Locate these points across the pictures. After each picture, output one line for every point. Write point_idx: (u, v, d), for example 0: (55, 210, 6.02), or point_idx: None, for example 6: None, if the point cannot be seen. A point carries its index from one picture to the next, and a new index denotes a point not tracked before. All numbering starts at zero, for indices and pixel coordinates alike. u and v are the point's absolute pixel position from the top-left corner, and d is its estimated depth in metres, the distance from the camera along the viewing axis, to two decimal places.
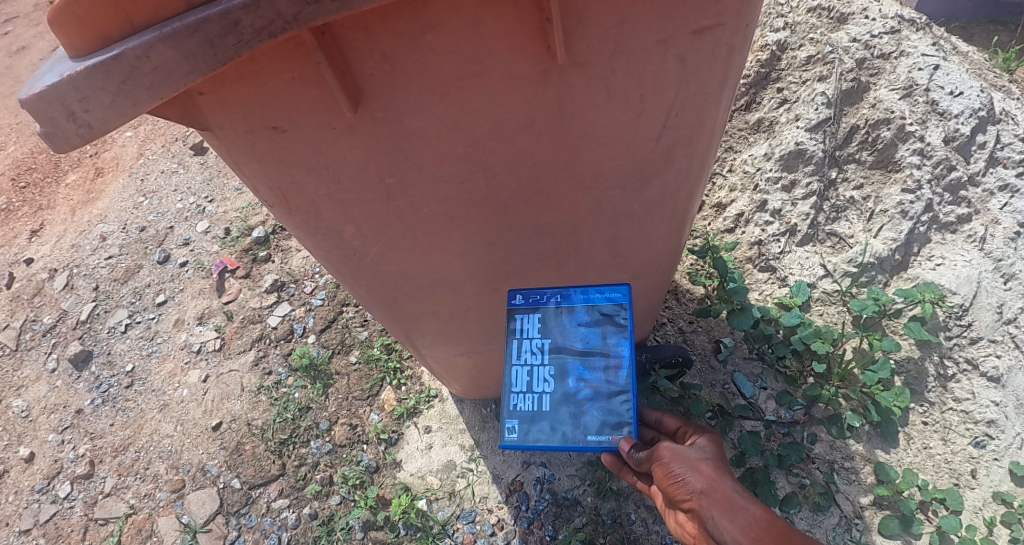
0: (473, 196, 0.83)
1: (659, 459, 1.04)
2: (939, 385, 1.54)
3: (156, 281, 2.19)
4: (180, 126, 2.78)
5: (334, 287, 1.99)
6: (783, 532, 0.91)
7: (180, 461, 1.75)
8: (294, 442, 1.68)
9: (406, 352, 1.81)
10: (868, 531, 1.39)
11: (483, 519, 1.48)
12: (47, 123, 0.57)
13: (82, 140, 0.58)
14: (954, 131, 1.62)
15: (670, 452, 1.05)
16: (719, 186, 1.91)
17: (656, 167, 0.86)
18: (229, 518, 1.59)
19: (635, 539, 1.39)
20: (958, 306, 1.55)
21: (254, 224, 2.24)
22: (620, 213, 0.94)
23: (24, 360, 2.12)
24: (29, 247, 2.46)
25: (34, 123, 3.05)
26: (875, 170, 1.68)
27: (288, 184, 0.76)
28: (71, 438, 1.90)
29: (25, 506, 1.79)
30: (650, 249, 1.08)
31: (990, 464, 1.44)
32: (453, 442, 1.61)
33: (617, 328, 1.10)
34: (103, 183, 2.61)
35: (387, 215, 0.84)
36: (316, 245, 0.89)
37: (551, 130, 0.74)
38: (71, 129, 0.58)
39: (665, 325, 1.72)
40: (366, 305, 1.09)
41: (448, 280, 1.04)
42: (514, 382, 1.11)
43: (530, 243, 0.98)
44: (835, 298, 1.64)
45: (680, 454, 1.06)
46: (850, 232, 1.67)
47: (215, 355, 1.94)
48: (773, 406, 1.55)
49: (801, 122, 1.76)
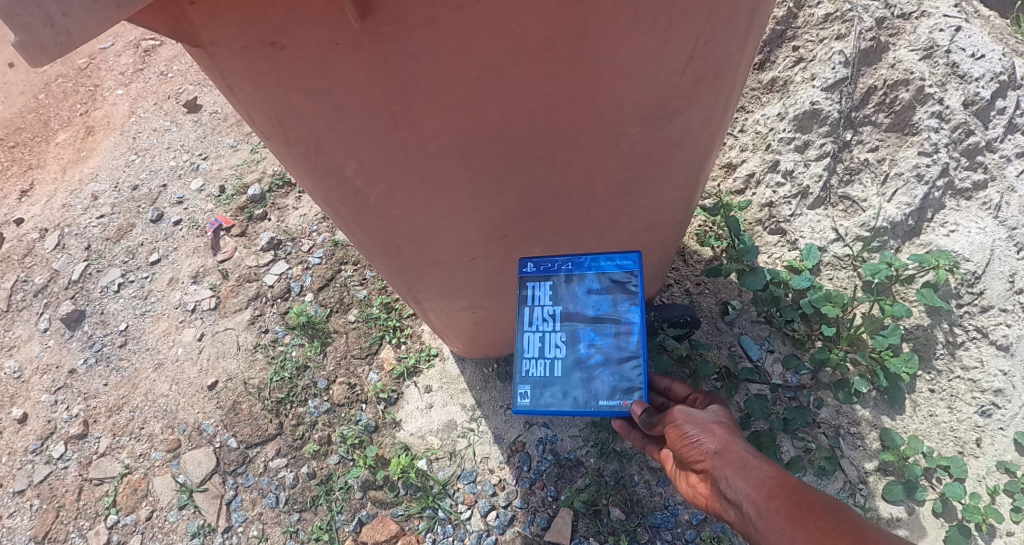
0: (483, 127, 0.79)
1: (673, 421, 1.02)
2: (948, 352, 1.50)
3: (150, 240, 2.14)
4: (171, 82, 2.69)
5: (333, 246, 1.94)
6: (798, 487, 0.87)
7: (175, 420, 1.72)
8: (291, 401, 1.66)
9: (406, 310, 1.77)
10: (872, 497, 1.37)
11: (484, 479, 1.46)
12: (19, 29, 0.46)
13: (62, 51, 0.48)
14: (974, 94, 1.54)
15: (684, 414, 1.03)
16: (729, 146, 1.86)
17: (678, 104, 0.83)
18: (226, 477, 1.58)
19: (638, 500, 1.37)
20: (971, 273, 1.50)
21: (250, 182, 2.18)
22: (636, 150, 0.91)
23: (15, 320, 2.08)
24: (19, 207, 2.39)
25: (20, 80, 2.94)
26: (891, 133, 1.60)
27: (285, 111, 0.71)
28: (64, 398, 1.87)
29: (19, 466, 1.77)
30: (664, 195, 1.06)
31: (995, 433, 1.42)
32: (454, 401, 1.59)
33: (628, 294, 1.10)
34: (94, 142, 2.54)
35: (391, 148, 0.80)
36: (316, 181, 0.85)
37: (572, 55, 0.70)
38: (48, 38, 0.47)
39: (671, 286, 1.69)
40: (366, 251, 1.05)
41: (453, 225, 1.00)
42: (526, 348, 1.12)
43: (542, 184, 0.94)
44: (846, 262, 1.60)
45: (694, 416, 1.02)
46: (863, 196, 1.61)
47: (210, 314, 1.90)
48: (779, 370, 1.53)
49: (817, 81, 1.69)
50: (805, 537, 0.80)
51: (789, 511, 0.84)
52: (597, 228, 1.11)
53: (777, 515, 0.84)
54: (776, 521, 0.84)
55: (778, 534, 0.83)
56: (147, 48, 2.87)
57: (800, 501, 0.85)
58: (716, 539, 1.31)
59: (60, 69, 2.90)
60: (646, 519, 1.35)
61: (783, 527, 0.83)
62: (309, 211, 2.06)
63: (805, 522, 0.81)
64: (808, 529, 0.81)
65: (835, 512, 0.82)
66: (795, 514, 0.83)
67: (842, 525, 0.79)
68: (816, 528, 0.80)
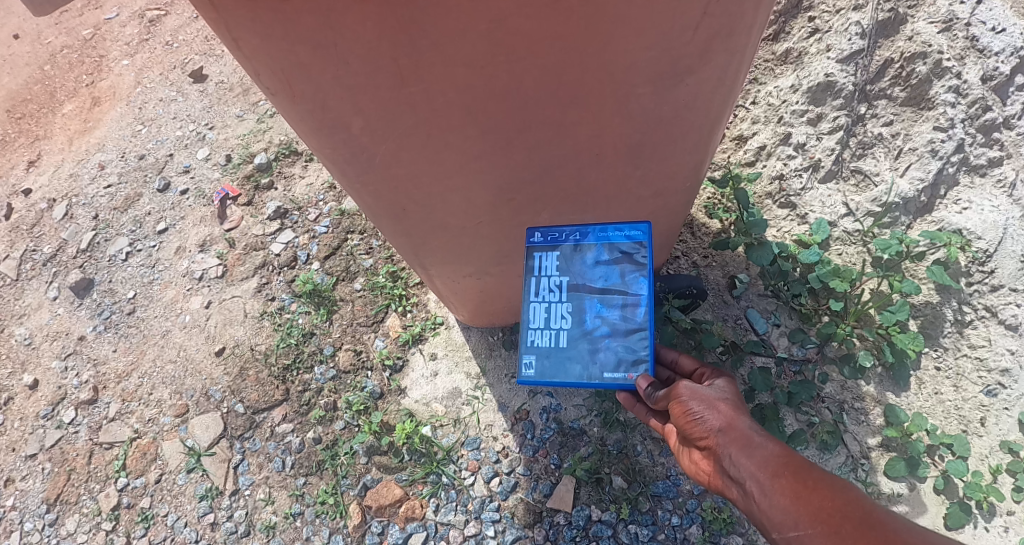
0: (491, 83, 0.78)
1: (677, 397, 1.01)
2: (956, 331, 1.48)
3: (157, 210, 2.14)
4: (177, 53, 2.66)
5: (339, 216, 1.94)
6: (802, 466, 0.87)
7: (184, 386, 1.75)
8: (297, 367, 1.67)
9: (412, 279, 1.77)
10: (873, 472, 1.38)
11: (488, 446, 1.47)
12: None
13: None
14: (993, 69, 1.47)
15: (689, 390, 1.02)
16: (741, 118, 1.86)
17: (691, 63, 0.82)
18: (233, 441, 1.60)
19: (640, 469, 1.38)
20: (982, 252, 1.45)
21: (256, 151, 2.17)
22: (646, 112, 0.90)
23: (25, 289, 2.10)
24: (27, 178, 2.40)
25: (24, 50, 2.92)
26: (907, 107, 1.56)
27: (291, 65, 0.70)
28: (74, 364, 1.89)
29: (30, 431, 1.80)
30: (675, 157, 1.04)
31: (1000, 413, 1.40)
32: (459, 369, 1.60)
33: (636, 266, 1.10)
34: (100, 112, 2.54)
35: (398, 104, 0.79)
36: (322, 139, 0.84)
37: (585, 7, 0.68)
38: None
39: (678, 258, 1.69)
40: (371, 212, 1.04)
41: (460, 187, 0.99)
42: (531, 318, 1.13)
43: (549, 146, 0.93)
44: (855, 238, 1.58)
45: (699, 393, 1.01)
46: (876, 170, 1.59)
47: (217, 282, 1.91)
48: (785, 343, 1.54)
49: (832, 53, 1.65)
50: (810, 517, 0.81)
51: (793, 491, 0.84)
52: (606, 192, 1.10)
53: (780, 495, 0.85)
54: (779, 500, 0.84)
55: (781, 512, 0.84)
56: (152, 18, 2.84)
57: (805, 480, 0.85)
58: (717, 509, 1.31)
59: (65, 40, 2.88)
60: (648, 488, 1.36)
61: (787, 506, 0.83)
62: (316, 180, 2.05)
63: (810, 502, 0.82)
64: (813, 509, 0.82)
65: (841, 492, 0.82)
66: (799, 493, 0.84)
67: (850, 506, 0.80)
68: (822, 508, 0.81)
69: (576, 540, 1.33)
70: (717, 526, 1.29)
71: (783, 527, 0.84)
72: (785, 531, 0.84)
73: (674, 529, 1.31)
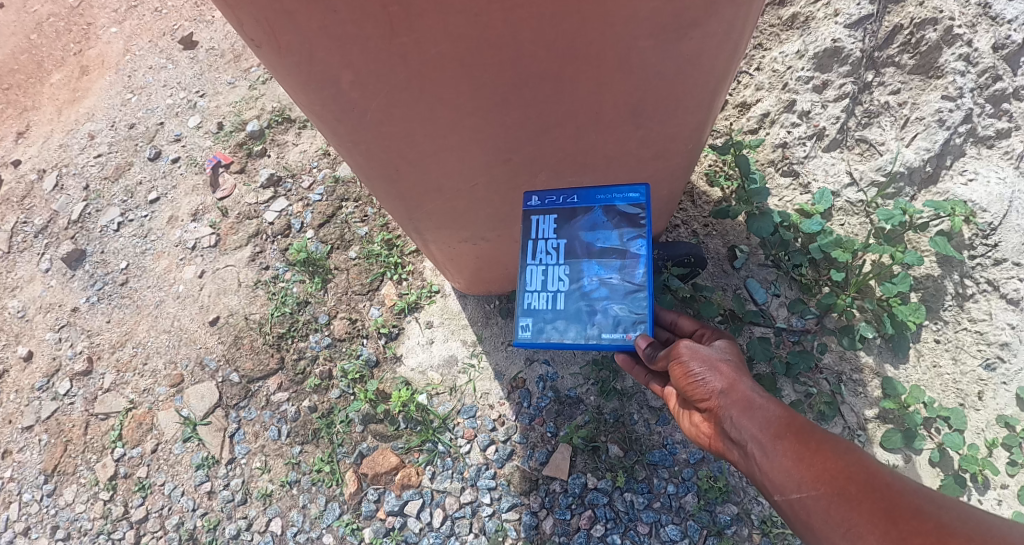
0: (487, 34, 0.74)
1: (677, 357, 1.00)
2: (956, 304, 1.46)
3: (148, 179, 2.11)
4: (166, 19, 2.58)
5: (333, 183, 1.91)
6: (805, 428, 0.86)
7: (178, 355, 1.73)
8: (293, 335, 1.65)
9: (407, 247, 1.75)
10: (869, 443, 1.38)
11: (483, 415, 1.47)
12: None
13: None
14: (1005, 38, 1.41)
15: (690, 350, 1.01)
16: (745, 84, 1.83)
17: (695, 15, 0.78)
18: (229, 411, 1.60)
19: (636, 438, 1.37)
20: (987, 224, 1.41)
21: (249, 119, 2.12)
22: (649, 66, 0.87)
23: (18, 262, 2.07)
24: (16, 149, 2.35)
25: (7, 16, 2.83)
26: (915, 76, 1.51)
27: (277, 13, 0.67)
28: (69, 336, 1.88)
29: (27, 403, 1.79)
30: (677, 117, 1.01)
31: (998, 387, 1.39)
32: (455, 337, 1.58)
33: (634, 227, 1.10)
34: (89, 81, 2.48)
35: (389, 56, 0.75)
36: (310, 94, 0.81)
37: None
38: None
39: (678, 227, 1.67)
40: (365, 175, 1.02)
41: (455, 146, 0.96)
42: (528, 281, 1.12)
43: (549, 101, 0.90)
44: (858, 208, 1.56)
45: (700, 353, 1.00)
46: (881, 139, 1.55)
47: (211, 251, 1.88)
48: (784, 314, 1.53)
49: (839, 18, 1.61)
50: (812, 478, 0.80)
51: (795, 451, 0.83)
52: (605, 154, 1.08)
53: (783, 455, 0.84)
54: (782, 461, 0.83)
55: (783, 473, 0.82)
56: None
57: (807, 441, 0.84)
58: (712, 478, 1.31)
59: (51, 8, 2.79)
60: (644, 457, 1.35)
61: (790, 467, 0.82)
62: (310, 148, 2.02)
63: (814, 463, 0.81)
64: (815, 470, 0.80)
65: (844, 453, 0.81)
66: (802, 454, 0.83)
67: (854, 468, 0.78)
68: (825, 469, 0.80)
69: (572, 508, 1.33)
70: (712, 495, 1.29)
71: (785, 488, 0.82)
72: (787, 493, 0.82)
73: (670, 497, 1.31)
